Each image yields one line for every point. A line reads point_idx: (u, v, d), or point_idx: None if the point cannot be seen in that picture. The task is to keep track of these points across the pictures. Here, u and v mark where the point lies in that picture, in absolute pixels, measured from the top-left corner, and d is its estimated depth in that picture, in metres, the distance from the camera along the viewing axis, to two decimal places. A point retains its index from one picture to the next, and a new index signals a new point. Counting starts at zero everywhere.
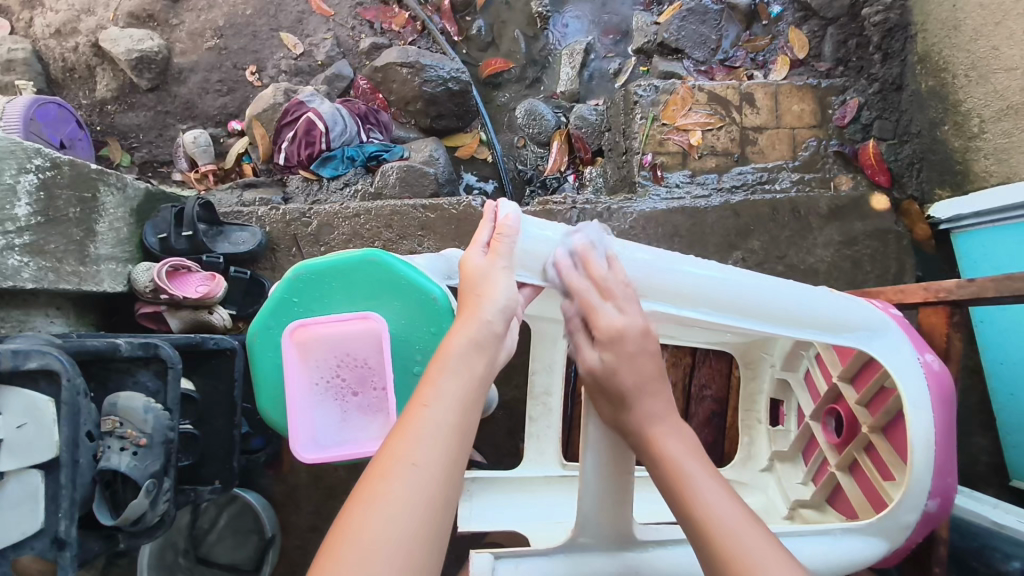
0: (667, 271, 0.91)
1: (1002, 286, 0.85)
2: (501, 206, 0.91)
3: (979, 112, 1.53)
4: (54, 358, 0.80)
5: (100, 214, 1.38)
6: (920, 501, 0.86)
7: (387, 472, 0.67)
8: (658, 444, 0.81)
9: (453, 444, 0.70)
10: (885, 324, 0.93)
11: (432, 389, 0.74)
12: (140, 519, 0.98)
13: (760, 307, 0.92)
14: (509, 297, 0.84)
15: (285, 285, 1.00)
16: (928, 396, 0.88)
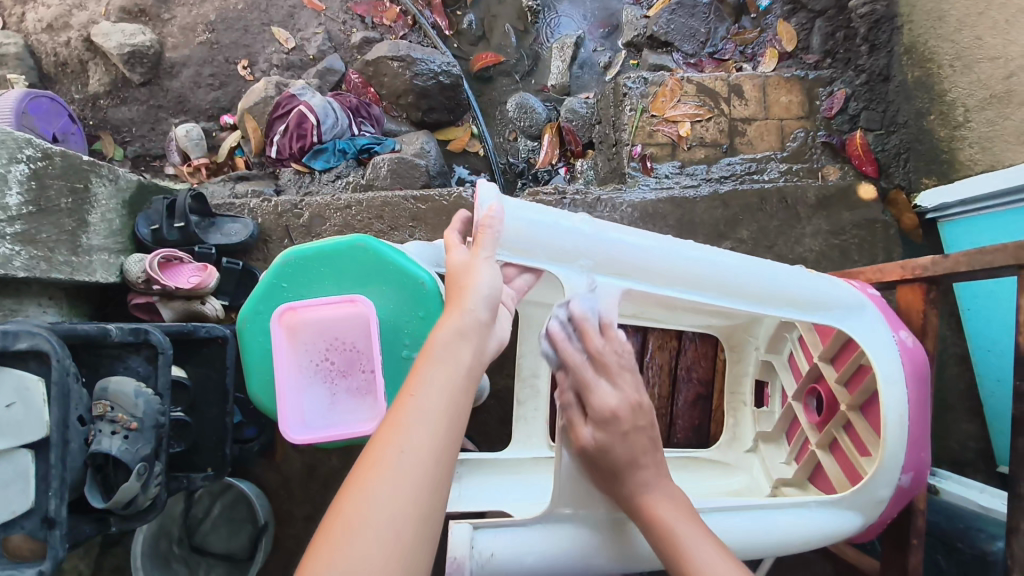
0: (642, 251, 0.94)
1: (974, 261, 0.88)
2: (480, 188, 0.89)
3: (964, 101, 1.54)
4: (44, 339, 0.80)
5: (92, 205, 1.39)
6: (894, 476, 0.92)
7: (374, 462, 0.64)
8: (652, 511, 0.82)
9: (444, 430, 0.67)
10: (860, 302, 0.98)
11: (420, 374, 0.70)
12: (131, 502, 1.00)
13: (737, 287, 0.96)
14: (492, 286, 0.79)
15: (274, 270, 1.02)
16: (902, 373, 0.92)
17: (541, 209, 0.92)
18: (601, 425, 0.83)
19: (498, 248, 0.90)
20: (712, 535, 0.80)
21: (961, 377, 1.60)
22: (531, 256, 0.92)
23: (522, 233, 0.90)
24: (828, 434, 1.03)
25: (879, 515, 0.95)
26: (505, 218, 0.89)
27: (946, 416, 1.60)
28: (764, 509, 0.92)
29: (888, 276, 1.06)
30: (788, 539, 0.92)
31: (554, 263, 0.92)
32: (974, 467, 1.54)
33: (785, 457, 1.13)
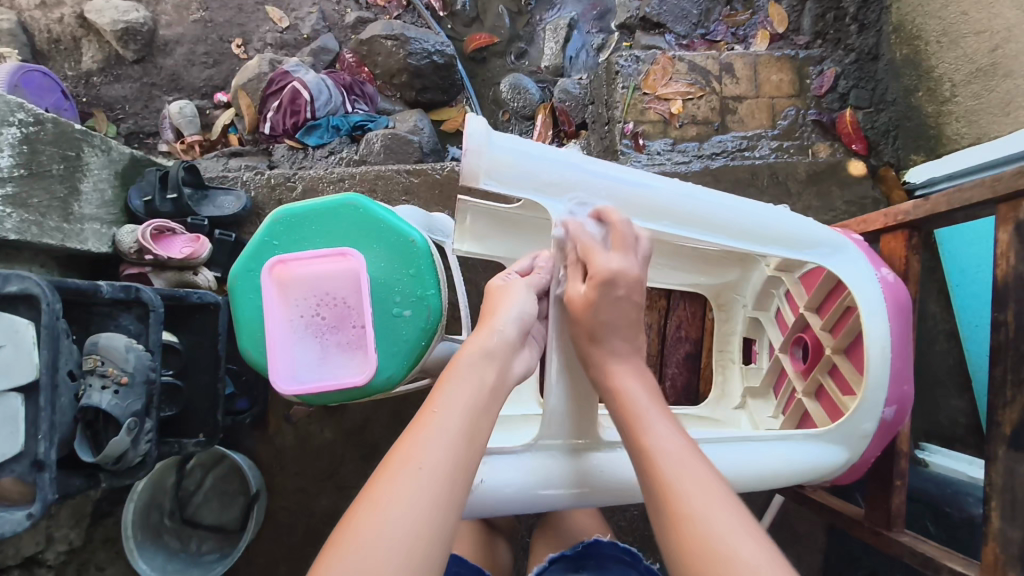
0: (627, 186, 0.95)
1: (953, 200, 0.97)
2: (467, 121, 0.88)
3: (950, 77, 1.55)
4: (34, 282, 0.83)
5: (84, 173, 1.39)
6: (876, 409, 0.96)
7: (396, 470, 0.68)
8: (616, 383, 0.85)
9: (461, 447, 0.71)
10: (843, 242, 1.00)
11: (441, 396, 0.76)
12: (121, 458, 1.00)
13: (727, 223, 0.97)
14: (522, 311, 0.88)
15: (266, 228, 1.04)
16: (885, 306, 0.96)
17: (528, 142, 0.92)
18: (599, 286, 0.86)
19: (484, 179, 0.89)
20: (672, 417, 0.83)
21: (951, 354, 1.59)
22: (517, 188, 0.91)
23: (509, 166, 0.90)
24: (813, 381, 1.06)
25: (865, 449, 0.98)
26: (492, 149, 0.89)
27: (935, 391, 1.59)
28: (752, 443, 0.94)
29: (871, 226, 1.14)
30: (778, 471, 0.94)
31: (540, 196, 0.92)
32: (963, 442, 1.55)
33: (773, 411, 1.15)
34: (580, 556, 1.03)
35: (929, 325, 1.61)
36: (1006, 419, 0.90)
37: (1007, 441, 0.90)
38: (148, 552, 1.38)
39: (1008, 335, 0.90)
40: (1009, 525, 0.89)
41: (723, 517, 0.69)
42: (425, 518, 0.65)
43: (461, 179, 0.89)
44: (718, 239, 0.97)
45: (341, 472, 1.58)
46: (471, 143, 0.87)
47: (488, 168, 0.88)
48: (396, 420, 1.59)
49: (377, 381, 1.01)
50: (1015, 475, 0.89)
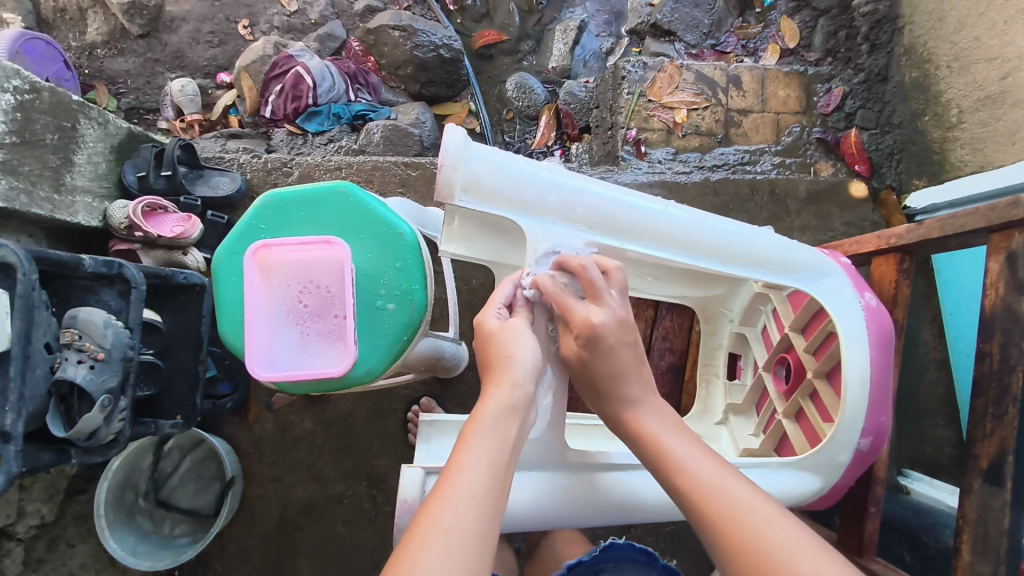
0: (610, 203, 0.93)
1: (946, 227, 0.96)
2: (445, 131, 0.85)
3: (958, 102, 1.54)
4: (11, 251, 0.83)
5: (79, 145, 1.38)
6: (852, 439, 0.94)
7: (427, 530, 0.62)
8: (637, 424, 0.82)
9: (489, 500, 0.67)
10: (829, 267, 0.99)
11: (464, 450, 0.71)
12: (93, 434, 1.00)
13: (708, 245, 0.95)
14: (535, 357, 0.82)
15: (254, 212, 1.03)
16: (865, 333, 0.95)
17: (509, 155, 0.89)
18: (584, 344, 0.80)
19: (459, 193, 0.87)
20: (702, 445, 0.79)
21: (939, 383, 1.58)
22: (495, 203, 0.89)
23: (486, 178, 0.88)
24: (794, 403, 1.04)
25: (839, 478, 0.97)
26: (469, 163, 0.87)
27: (923, 420, 1.58)
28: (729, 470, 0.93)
29: (863, 248, 1.13)
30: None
31: (517, 212, 0.90)
32: (946, 473, 1.53)
33: (753, 429, 1.14)
34: (597, 560, 1.01)
35: (918, 351, 1.60)
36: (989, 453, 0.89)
37: (984, 474, 0.90)
38: (119, 531, 1.37)
39: (992, 366, 0.90)
40: (979, 559, 0.89)
41: (786, 539, 0.66)
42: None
43: (437, 193, 0.88)
44: (699, 261, 0.96)
45: (319, 463, 1.57)
46: (447, 156, 0.85)
47: (464, 182, 0.87)
48: (379, 414, 1.58)
49: (356, 374, 1.01)
50: (990, 509, 0.89)
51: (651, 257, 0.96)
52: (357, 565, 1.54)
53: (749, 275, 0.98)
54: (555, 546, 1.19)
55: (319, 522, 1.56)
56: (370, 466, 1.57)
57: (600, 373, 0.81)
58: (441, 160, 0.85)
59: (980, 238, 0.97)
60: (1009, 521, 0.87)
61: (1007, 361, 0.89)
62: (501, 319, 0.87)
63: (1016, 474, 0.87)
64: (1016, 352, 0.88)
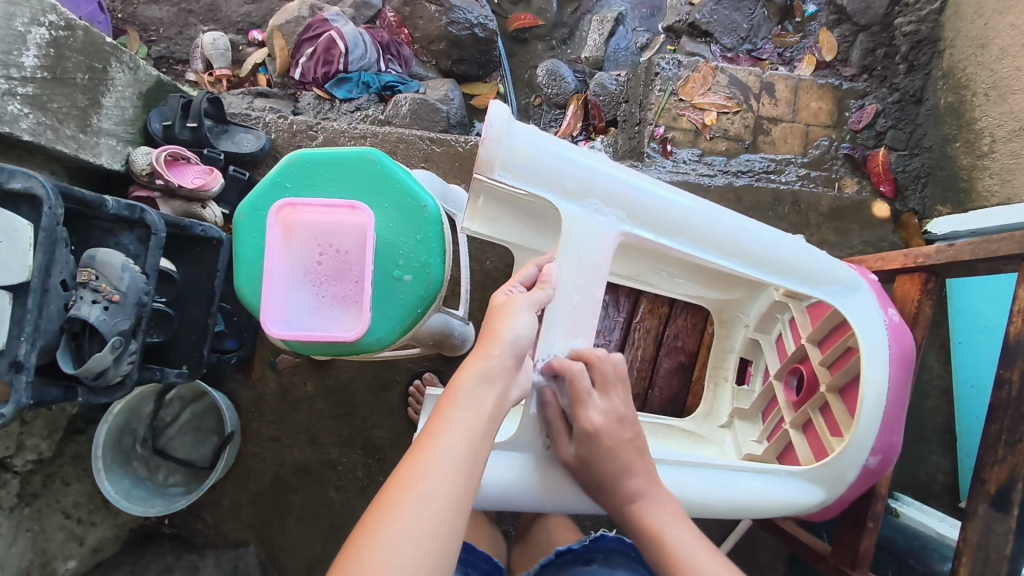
0: (646, 197, 0.92)
1: (978, 250, 0.95)
2: (490, 107, 0.85)
3: (992, 131, 1.53)
4: (39, 184, 0.82)
5: (108, 88, 1.37)
6: (861, 456, 0.94)
7: (402, 493, 0.64)
8: (641, 516, 0.83)
9: (465, 470, 0.67)
10: (857, 281, 0.99)
11: (444, 418, 0.70)
12: (101, 374, 1.00)
13: (739, 247, 0.95)
14: (523, 334, 0.77)
15: (281, 169, 1.02)
16: (886, 350, 0.95)
17: (552, 138, 0.89)
18: (585, 442, 0.84)
19: (498, 169, 0.87)
20: (711, 547, 0.80)
21: (940, 411, 1.58)
22: (532, 184, 0.88)
23: (527, 157, 0.87)
24: (803, 414, 1.04)
25: (843, 492, 0.97)
26: (511, 140, 0.86)
27: (919, 446, 1.58)
28: (730, 472, 0.93)
29: (888, 265, 1.13)
30: (750, 500, 0.93)
31: (555, 195, 0.89)
32: (937, 499, 1.54)
33: (757, 436, 1.13)
34: (587, 550, 1.02)
35: (922, 376, 1.59)
36: (994, 477, 0.90)
37: (990, 500, 0.90)
38: (114, 475, 1.38)
39: (1011, 393, 0.90)
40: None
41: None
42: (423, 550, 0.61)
43: (475, 167, 0.87)
44: (729, 263, 0.95)
45: (317, 427, 1.58)
46: (490, 130, 0.85)
47: (503, 159, 0.86)
48: (381, 385, 1.59)
49: (367, 341, 1.01)
50: (991, 534, 0.90)
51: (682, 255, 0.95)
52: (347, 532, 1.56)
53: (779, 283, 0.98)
54: (549, 536, 1.20)
55: (312, 486, 1.57)
56: (367, 435, 1.57)
57: (602, 471, 0.84)
58: (487, 134, 0.84)
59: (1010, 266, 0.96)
60: (1011, 547, 0.88)
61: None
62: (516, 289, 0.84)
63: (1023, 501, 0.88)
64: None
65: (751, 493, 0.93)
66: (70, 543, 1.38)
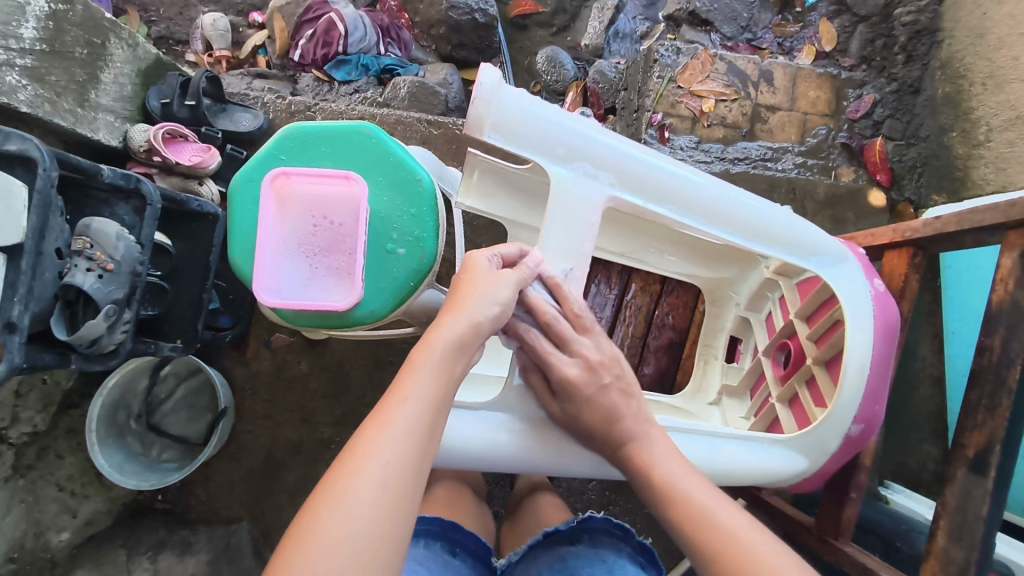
0: (636, 163, 0.92)
1: (964, 221, 0.96)
2: (480, 70, 0.85)
3: (988, 121, 1.55)
4: (34, 146, 0.83)
5: (106, 63, 1.38)
6: (843, 426, 0.96)
7: (379, 428, 0.66)
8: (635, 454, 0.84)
9: (436, 408, 0.70)
10: (844, 254, 0.99)
11: (406, 382, 0.70)
12: (95, 342, 1.01)
13: (726, 215, 0.96)
14: (492, 307, 0.79)
15: (277, 141, 1.02)
16: (871, 322, 0.95)
17: (541, 102, 0.89)
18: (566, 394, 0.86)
19: (488, 131, 0.87)
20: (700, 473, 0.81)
21: (932, 399, 1.58)
22: (522, 146, 0.89)
23: (516, 120, 0.88)
24: (789, 388, 1.05)
25: (825, 463, 0.99)
26: (501, 103, 0.87)
27: (910, 434, 1.59)
28: (712, 440, 0.94)
29: (876, 241, 1.13)
30: (732, 470, 0.94)
31: (544, 158, 0.90)
32: (926, 487, 1.55)
33: (745, 412, 1.14)
34: (573, 530, 1.03)
35: (914, 364, 1.60)
36: (972, 441, 0.92)
37: (969, 464, 0.92)
38: (108, 449, 1.39)
39: (991, 359, 0.91)
40: (953, 545, 0.91)
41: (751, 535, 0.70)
42: (395, 481, 0.63)
43: (465, 129, 0.87)
44: (715, 231, 0.96)
45: (311, 406, 1.58)
46: (480, 92, 0.86)
47: (493, 121, 0.87)
48: (375, 365, 1.59)
49: (359, 313, 1.01)
50: (970, 498, 0.91)
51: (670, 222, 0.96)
52: None
53: (767, 252, 0.99)
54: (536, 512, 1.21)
55: (305, 464, 1.58)
56: (361, 414, 1.58)
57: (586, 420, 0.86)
58: (476, 95, 0.86)
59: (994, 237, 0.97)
60: (987, 509, 0.89)
61: (1006, 355, 0.89)
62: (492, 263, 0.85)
63: (1001, 465, 0.89)
64: (1018, 346, 0.89)
65: (730, 466, 0.94)
66: (63, 515, 1.39)
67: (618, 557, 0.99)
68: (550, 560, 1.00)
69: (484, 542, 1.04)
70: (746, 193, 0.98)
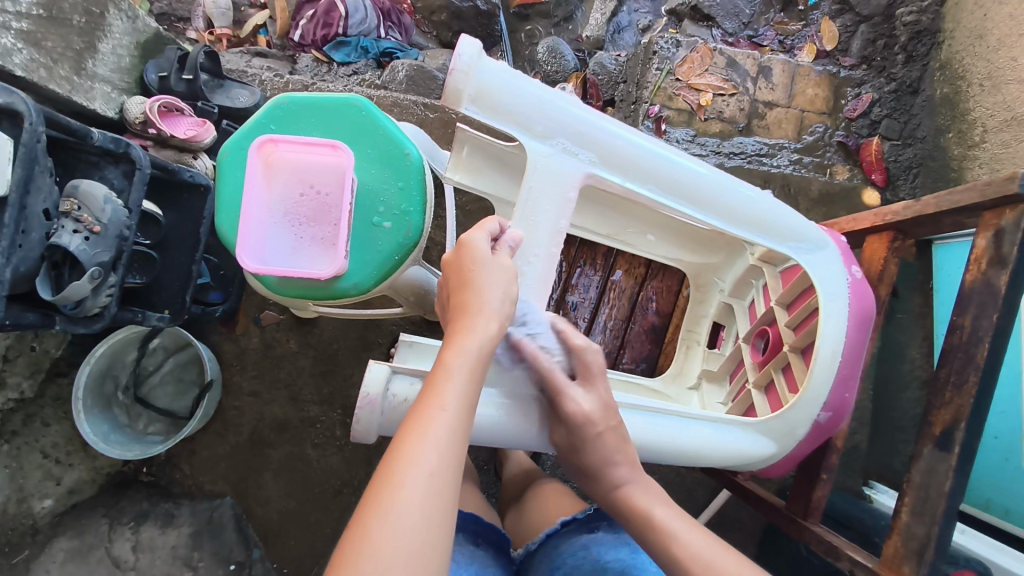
0: (616, 141, 0.93)
1: (942, 202, 0.97)
2: (460, 41, 0.85)
3: (984, 121, 1.54)
4: (20, 100, 0.85)
5: (105, 34, 1.39)
6: (812, 411, 0.97)
7: (414, 437, 0.65)
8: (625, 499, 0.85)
9: (468, 410, 0.70)
10: (824, 240, 1.00)
11: (438, 390, 0.69)
12: (80, 304, 1.01)
13: (706, 197, 0.96)
14: (500, 302, 0.79)
15: (267, 111, 1.03)
16: (846, 310, 0.96)
17: (520, 75, 0.89)
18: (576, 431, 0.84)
19: (466, 103, 0.87)
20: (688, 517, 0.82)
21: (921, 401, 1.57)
22: (500, 120, 0.89)
23: (495, 93, 0.87)
24: (766, 375, 1.05)
25: (795, 447, 0.99)
26: (480, 74, 0.87)
27: (896, 435, 1.58)
28: (682, 419, 0.94)
29: (859, 225, 1.15)
30: (698, 449, 0.94)
31: (521, 133, 0.90)
32: None
33: (723, 397, 1.15)
34: (591, 518, 1.02)
35: (903, 365, 1.59)
36: (940, 419, 0.93)
37: (935, 441, 0.93)
38: (94, 417, 1.40)
39: (962, 337, 0.93)
40: (915, 520, 0.93)
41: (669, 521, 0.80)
42: (440, 486, 0.63)
43: (443, 100, 0.88)
44: (694, 212, 0.97)
45: (298, 384, 1.59)
46: (459, 63, 0.85)
47: (472, 92, 0.87)
48: (364, 346, 1.60)
49: (343, 285, 1.02)
50: (934, 474, 0.92)
51: (649, 201, 0.96)
52: (323, 489, 1.58)
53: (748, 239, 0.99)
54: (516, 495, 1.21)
55: (290, 442, 1.58)
56: (347, 394, 1.59)
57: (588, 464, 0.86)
58: (455, 65, 0.85)
59: (973, 219, 0.99)
60: (950, 485, 0.90)
61: (975, 333, 0.91)
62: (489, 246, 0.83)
63: (965, 441, 0.90)
64: (987, 324, 0.90)
65: (696, 446, 0.94)
66: (46, 482, 1.40)
67: (639, 537, 0.99)
68: (572, 548, 0.99)
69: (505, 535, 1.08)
70: (726, 175, 0.98)
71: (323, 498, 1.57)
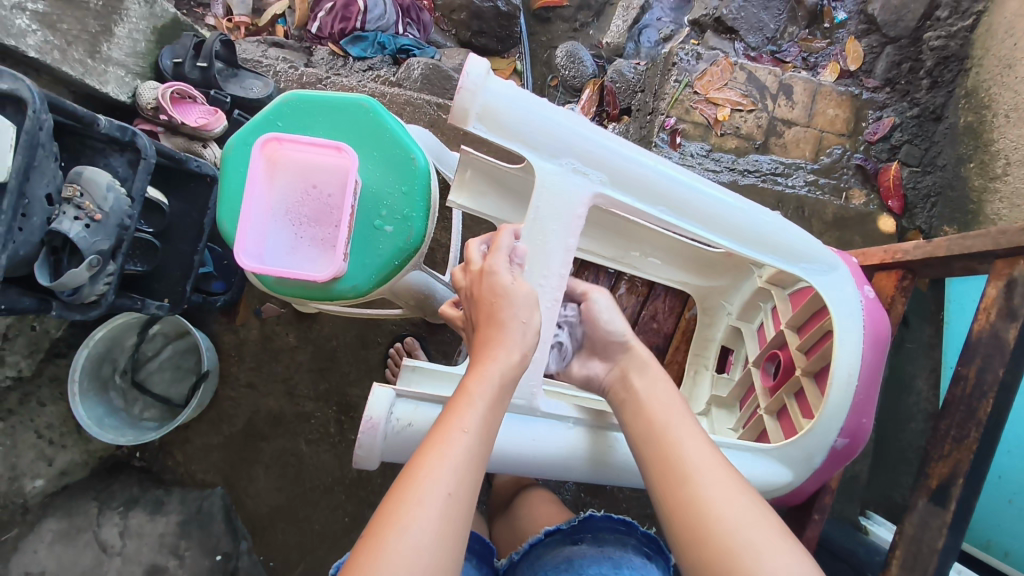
0: (625, 160, 0.91)
1: (953, 246, 0.96)
2: (468, 60, 0.84)
3: (1007, 155, 1.51)
4: (25, 87, 0.86)
5: (121, 18, 1.40)
6: (828, 438, 0.94)
7: (433, 454, 0.64)
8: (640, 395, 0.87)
9: (487, 441, 0.69)
10: (836, 262, 0.98)
11: (461, 411, 0.69)
12: (77, 291, 1.01)
13: (717, 218, 0.94)
14: (525, 326, 0.79)
15: (274, 108, 1.02)
16: (861, 332, 0.95)
17: (528, 94, 0.87)
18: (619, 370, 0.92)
19: (473, 122, 0.86)
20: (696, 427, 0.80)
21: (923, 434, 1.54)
22: (506, 138, 0.87)
23: (503, 111, 0.86)
24: (778, 400, 1.04)
25: (808, 474, 0.97)
26: (486, 92, 0.85)
27: (898, 468, 1.54)
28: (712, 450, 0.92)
29: (867, 260, 1.13)
30: None
31: (529, 151, 0.88)
32: None
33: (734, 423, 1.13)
34: (575, 530, 1.00)
35: (909, 397, 1.56)
36: (935, 471, 0.94)
37: (930, 494, 0.94)
38: (89, 401, 1.40)
39: (965, 389, 0.93)
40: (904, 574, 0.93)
41: (723, 504, 0.68)
42: (455, 510, 0.62)
43: (450, 119, 0.87)
44: (706, 233, 0.94)
45: (296, 378, 1.58)
46: (466, 82, 0.84)
47: (478, 111, 0.86)
48: (363, 345, 1.59)
49: (340, 288, 1.01)
50: (926, 528, 0.94)
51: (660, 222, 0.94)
52: (314, 485, 1.57)
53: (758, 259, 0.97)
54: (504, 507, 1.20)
55: (283, 436, 1.58)
56: (343, 392, 1.58)
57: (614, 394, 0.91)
58: (463, 84, 0.84)
59: (983, 266, 0.98)
60: (942, 542, 0.92)
61: (979, 387, 0.92)
62: (512, 273, 0.82)
63: (960, 497, 0.91)
64: (992, 378, 0.91)
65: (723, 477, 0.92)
66: (39, 462, 1.41)
67: (623, 552, 0.97)
68: (555, 560, 0.98)
69: (487, 543, 1.07)
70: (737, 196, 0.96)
71: (313, 495, 1.57)
